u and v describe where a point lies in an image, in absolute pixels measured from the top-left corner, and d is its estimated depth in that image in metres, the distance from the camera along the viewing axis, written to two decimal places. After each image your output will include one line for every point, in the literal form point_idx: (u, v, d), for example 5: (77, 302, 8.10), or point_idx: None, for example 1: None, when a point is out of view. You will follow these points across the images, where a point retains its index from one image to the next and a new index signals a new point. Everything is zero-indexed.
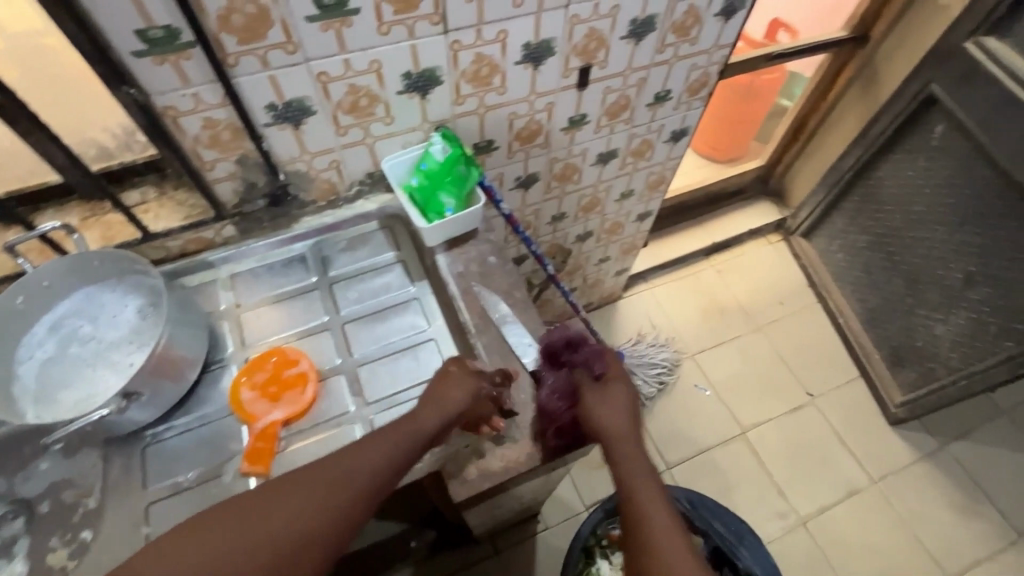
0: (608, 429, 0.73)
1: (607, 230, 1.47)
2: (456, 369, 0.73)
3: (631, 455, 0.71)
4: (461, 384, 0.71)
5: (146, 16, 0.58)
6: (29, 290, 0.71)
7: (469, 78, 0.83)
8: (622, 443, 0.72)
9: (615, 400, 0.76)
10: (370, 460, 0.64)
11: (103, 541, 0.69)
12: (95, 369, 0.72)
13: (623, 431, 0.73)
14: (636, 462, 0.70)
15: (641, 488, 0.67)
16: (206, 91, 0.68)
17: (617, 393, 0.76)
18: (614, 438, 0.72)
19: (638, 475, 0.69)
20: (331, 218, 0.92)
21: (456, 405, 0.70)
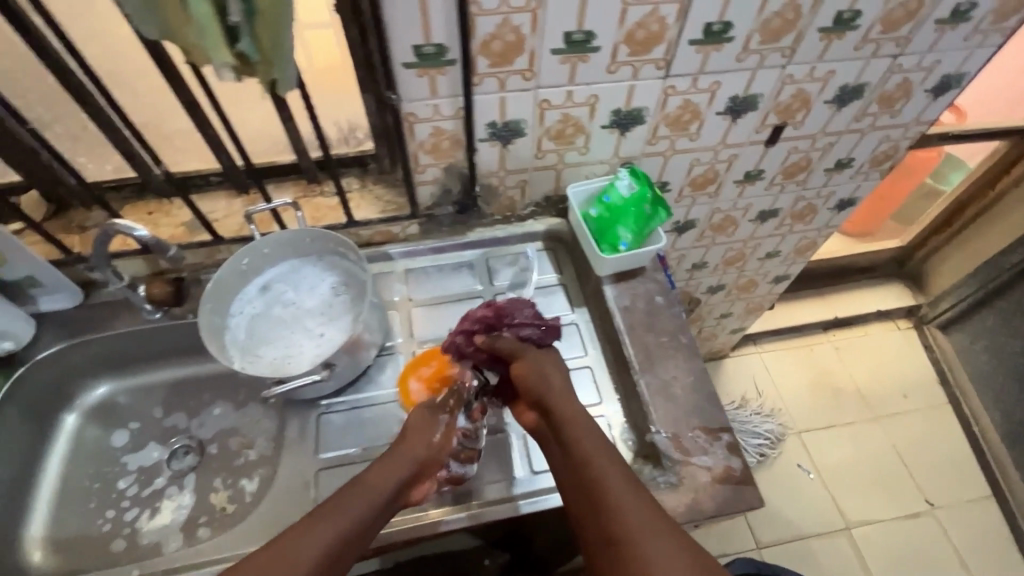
0: (557, 416, 0.70)
1: (739, 286, 1.43)
2: (420, 410, 0.74)
3: (591, 455, 0.65)
4: (425, 426, 0.72)
5: (426, 34, 0.65)
6: (253, 254, 0.79)
7: (669, 121, 0.85)
8: (579, 442, 0.67)
9: (542, 368, 0.74)
10: (367, 496, 0.63)
11: (272, 495, 0.75)
12: (295, 334, 0.80)
13: (591, 432, 0.68)
14: (609, 460, 0.65)
15: (623, 493, 0.62)
16: (445, 104, 0.74)
17: (551, 373, 0.74)
18: (569, 435, 0.68)
19: (624, 481, 0.63)
20: (502, 232, 0.97)
21: (423, 452, 0.70)
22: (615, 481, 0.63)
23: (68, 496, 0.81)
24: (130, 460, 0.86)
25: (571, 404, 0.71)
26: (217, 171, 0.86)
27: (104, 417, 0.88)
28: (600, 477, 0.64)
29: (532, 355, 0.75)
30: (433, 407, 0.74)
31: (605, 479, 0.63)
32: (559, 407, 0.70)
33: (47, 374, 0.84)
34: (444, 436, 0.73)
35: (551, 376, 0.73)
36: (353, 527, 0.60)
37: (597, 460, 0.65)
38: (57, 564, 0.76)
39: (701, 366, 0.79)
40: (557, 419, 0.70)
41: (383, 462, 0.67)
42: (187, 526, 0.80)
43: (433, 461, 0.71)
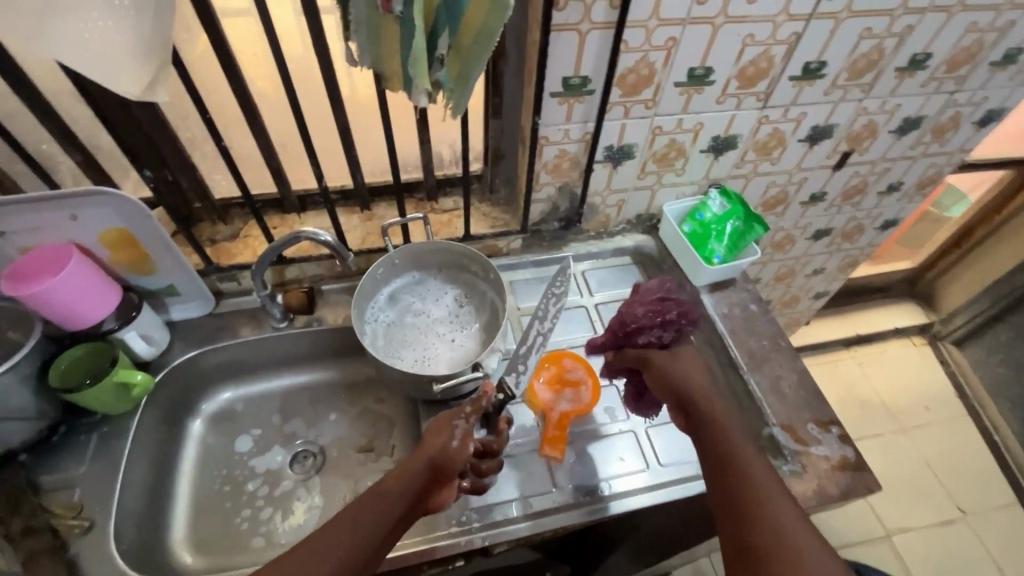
0: (701, 416, 0.66)
1: (784, 302, 1.52)
2: (446, 415, 0.70)
3: (746, 467, 0.59)
4: (445, 431, 0.68)
5: (576, 67, 0.73)
6: (388, 264, 0.86)
7: (757, 147, 0.95)
8: (729, 454, 0.60)
9: (685, 373, 0.69)
10: (382, 508, 0.61)
11: None
12: (429, 339, 0.85)
13: (741, 438, 0.62)
14: (757, 473, 0.58)
15: (780, 506, 0.55)
16: (575, 129, 0.82)
17: (690, 369, 0.70)
18: (721, 445, 0.62)
19: (773, 492, 0.56)
20: (596, 248, 1.04)
21: (438, 459, 0.66)
22: (763, 494, 0.56)
23: (204, 501, 0.84)
24: (256, 463, 0.89)
25: (717, 407, 0.66)
26: (341, 189, 0.93)
27: (226, 424, 0.91)
28: (749, 489, 0.57)
29: (678, 353, 0.72)
30: (455, 413, 0.71)
31: (755, 496, 0.56)
32: (705, 403, 0.66)
33: (179, 380, 0.87)
34: (464, 439, 0.68)
35: (696, 376, 0.69)
36: (369, 538, 0.59)
37: (751, 473, 0.58)
38: (203, 564, 0.78)
39: (802, 366, 0.87)
40: (710, 428, 0.64)
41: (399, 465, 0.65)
42: (321, 527, 0.83)
43: (454, 466, 0.67)
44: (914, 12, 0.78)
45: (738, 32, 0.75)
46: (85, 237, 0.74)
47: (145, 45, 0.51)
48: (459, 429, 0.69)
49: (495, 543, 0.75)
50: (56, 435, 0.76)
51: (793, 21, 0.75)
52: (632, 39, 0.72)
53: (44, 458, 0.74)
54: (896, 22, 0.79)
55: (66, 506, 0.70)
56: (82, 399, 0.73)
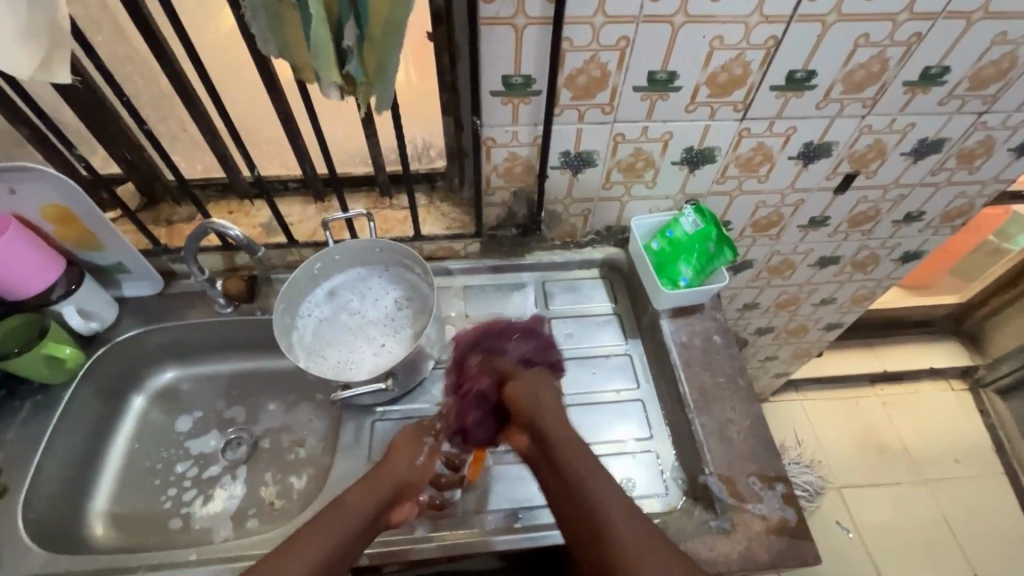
0: (549, 447, 0.66)
1: (789, 330, 1.39)
2: (410, 433, 0.73)
3: (597, 501, 0.61)
4: (412, 447, 0.71)
5: (517, 65, 0.68)
6: (325, 260, 0.83)
7: (740, 162, 0.86)
8: (583, 492, 0.62)
9: (537, 392, 0.70)
10: (348, 518, 0.62)
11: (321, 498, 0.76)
12: (358, 340, 0.83)
13: (593, 471, 0.63)
14: (610, 505, 0.60)
15: (625, 528, 0.59)
16: (524, 131, 0.76)
17: (538, 391, 0.70)
18: (574, 481, 0.63)
19: (619, 515, 0.60)
20: (560, 258, 0.98)
21: (401, 475, 0.69)
22: (612, 520, 0.60)
23: (132, 477, 0.85)
24: (190, 445, 0.89)
25: (564, 427, 0.67)
26: (295, 177, 0.91)
27: (168, 403, 0.93)
28: (594, 514, 0.60)
29: (524, 376, 0.71)
30: (421, 432, 0.74)
31: (600, 520, 0.60)
32: (554, 432, 0.67)
33: (123, 356, 0.89)
34: (429, 455, 0.72)
35: (545, 400, 0.70)
36: (338, 540, 0.60)
37: (601, 506, 0.61)
38: (118, 540, 0.79)
39: (758, 411, 0.78)
40: (559, 463, 0.65)
41: (364, 482, 0.66)
42: (237, 517, 0.83)
43: (419, 483, 0.71)
44: (922, 18, 0.67)
45: (703, 33, 0.67)
46: (27, 210, 0.76)
47: (27, 20, 0.50)
48: (427, 448, 0.73)
49: (384, 563, 0.70)
50: None
51: (769, 23, 0.66)
52: (577, 37, 0.65)
53: None
54: (899, 29, 0.68)
55: None
56: (10, 367, 0.75)
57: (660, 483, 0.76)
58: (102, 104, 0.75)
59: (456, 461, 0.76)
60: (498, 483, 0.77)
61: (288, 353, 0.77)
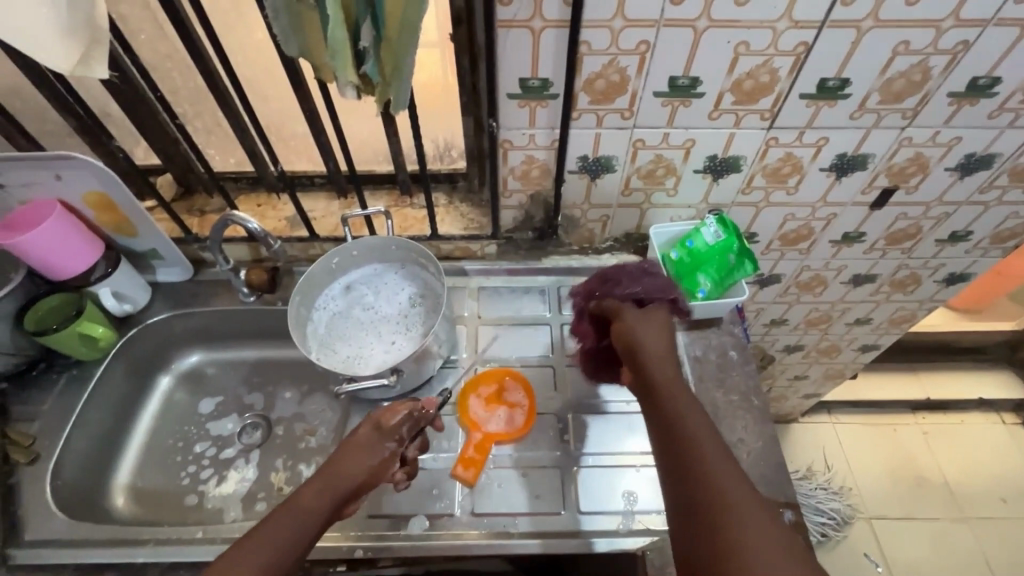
0: (652, 380, 0.61)
1: (820, 349, 1.33)
2: (367, 429, 0.67)
3: (698, 444, 0.54)
4: (371, 446, 0.66)
5: (534, 68, 0.68)
6: (343, 255, 0.85)
7: (767, 172, 0.82)
8: (683, 428, 0.55)
9: (639, 332, 0.66)
10: (304, 514, 0.59)
11: None
12: (368, 335, 0.85)
13: (697, 411, 0.57)
14: (713, 454, 0.53)
15: (723, 480, 0.51)
16: (541, 134, 0.76)
17: (650, 333, 0.66)
18: (672, 416, 0.57)
19: (720, 463, 0.52)
20: (577, 263, 0.97)
21: (355, 476, 0.64)
22: (710, 470, 0.52)
23: (154, 453, 0.90)
24: (211, 426, 0.93)
25: (667, 367, 0.62)
26: (320, 174, 0.94)
27: (193, 385, 0.97)
28: (693, 459, 0.53)
29: (637, 318, 0.68)
30: (380, 430, 0.68)
31: (701, 466, 0.52)
32: (655, 372, 0.61)
33: (152, 338, 0.93)
34: (384, 452, 0.67)
35: (649, 343, 0.65)
36: (287, 544, 0.57)
37: (702, 449, 0.53)
38: (136, 513, 0.83)
39: (771, 433, 0.75)
40: (660, 397, 0.59)
41: (317, 480, 0.62)
42: (246, 500, 0.86)
43: (377, 480, 0.67)
44: (969, 25, 0.63)
45: (728, 38, 0.64)
46: (71, 196, 0.81)
47: (66, 19, 0.53)
48: (388, 443, 0.68)
49: (381, 557, 0.72)
50: (35, 370, 0.85)
51: (799, 29, 0.63)
52: (596, 41, 0.65)
53: (20, 390, 0.83)
54: (943, 37, 0.64)
55: (21, 436, 0.78)
56: (48, 342, 0.80)
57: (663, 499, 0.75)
58: (142, 99, 0.79)
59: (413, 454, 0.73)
60: (498, 487, 0.77)
61: (300, 343, 0.79)
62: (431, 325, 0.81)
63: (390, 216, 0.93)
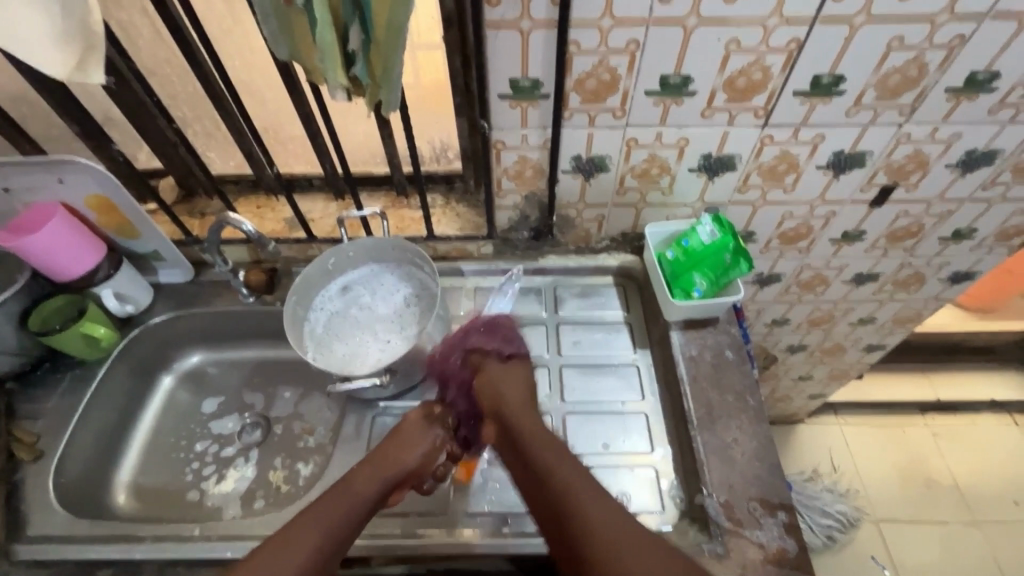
0: (512, 430, 0.70)
1: (824, 349, 1.31)
2: (418, 417, 0.75)
3: (552, 472, 0.63)
4: (421, 436, 0.73)
5: (524, 69, 0.68)
6: (339, 255, 0.86)
7: (763, 171, 0.81)
8: (537, 462, 0.65)
9: (501, 386, 0.75)
10: (355, 495, 0.66)
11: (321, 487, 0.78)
12: (363, 335, 0.85)
13: (545, 437, 0.68)
14: (569, 475, 0.63)
15: (582, 497, 0.60)
16: (533, 134, 0.76)
17: (505, 389, 0.75)
18: (530, 456, 0.66)
19: (577, 484, 0.62)
20: (574, 263, 0.96)
21: (403, 460, 0.71)
22: (572, 488, 0.61)
23: (156, 451, 0.91)
24: (213, 425, 0.94)
25: (528, 415, 0.71)
26: (318, 176, 0.95)
27: (195, 385, 0.98)
28: (566, 497, 0.61)
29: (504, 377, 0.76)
30: (429, 420, 0.76)
31: (559, 490, 0.61)
32: (515, 418, 0.71)
33: (155, 338, 0.95)
34: (429, 438, 0.74)
35: (506, 392, 0.74)
36: (342, 519, 0.63)
37: (566, 476, 0.63)
38: (138, 510, 0.85)
39: (767, 433, 0.75)
40: (525, 446, 0.67)
41: (371, 464, 0.69)
42: (246, 497, 0.87)
43: (423, 470, 0.73)
44: (965, 19, 0.62)
45: (717, 36, 0.64)
46: (73, 200, 0.83)
47: (62, 25, 0.54)
48: (434, 434, 0.75)
49: (370, 556, 0.72)
50: (41, 369, 0.86)
51: (790, 25, 0.63)
52: (585, 40, 0.65)
53: (26, 390, 0.85)
54: (938, 32, 0.63)
55: (26, 434, 0.79)
56: (51, 342, 0.81)
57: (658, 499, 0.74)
58: (142, 103, 0.81)
59: (458, 452, 0.77)
60: (491, 486, 0.77)
61: (296, 343, 0.80)
62: (426, 325, 0.82)
63: (387, 217, 0.93)
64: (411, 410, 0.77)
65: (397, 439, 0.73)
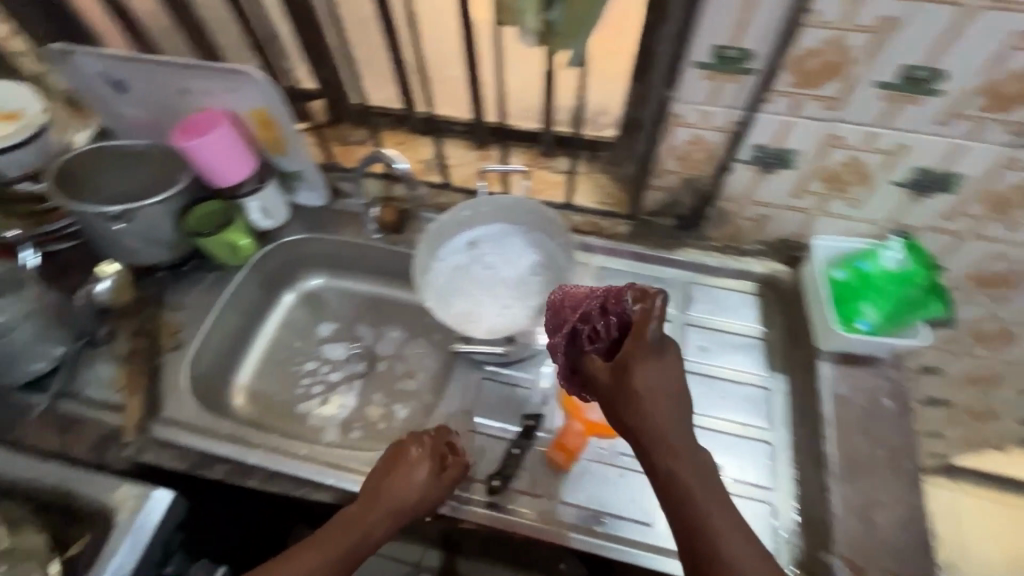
0: (655, 456, 0.51)
1: (970, 410, 1.14)
2: (414, 457, 0.68)
3: (720, 541, 0.49)
4: (426, 481, 0.67)
5: (738, 35, 0.58)
6: (474, 209, 0.84)
7: (989, 200, 0.67)
8: (698, 512, 0.50)
9: (647, 396, 0.50)
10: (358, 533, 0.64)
11: None
12: (485, 296, 0.83)
13: (703, 477, 0.51)
14: (716, 529, 0.50)
15: (738, 551, 0.49)
16: (719, 114, 0.67)
17: (655, 383, 0.50)
18: (694, 513, 0.50)
19: (734, 543, 0.49)
20: (713, 261, 0.88)
21: (402, 497, 0.66)
22: (721, 542, 0.49)
23: (270, 361, 0.96)
24: (324, 348, 0.98)
25: (687, 443, 0.51)
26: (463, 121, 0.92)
27: (312, 306, 1.02)
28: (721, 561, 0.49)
29: (647, 367, 0.50)
30: (432, 463, 0.68)
31: (711, 537, 0.49)
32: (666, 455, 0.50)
33: (286, 255, 0.99)
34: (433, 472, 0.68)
35: (653, 414, 0.50)
36: (345, 552, 0.63)
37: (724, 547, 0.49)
38: (249, 412, 0.90)
39: (919, 503, 0.65)
40: (670, 480, 0.51)
41: (372, 499, 0.66)
42: (346, 424, 0.90)
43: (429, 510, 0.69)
44: None
45: (999, 26, 0.52)
46: (239, 110, 0.85)
47: None
48: (436, 473, 0.68)
49: (460, 519, 0.70)
50: (187, 265, 0.92)
51: None
52: (825, 10, 0.54)
53: (174, 282, 0.91)
54: None
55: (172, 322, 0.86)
56: (203, 243, 0.87)
57: (772, 540, 0.68)
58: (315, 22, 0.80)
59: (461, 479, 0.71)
60: (589, 480, 0.72)
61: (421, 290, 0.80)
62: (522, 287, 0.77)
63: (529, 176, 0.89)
64: (408, 438, 0.70)
65: (396, 480, 0.67)
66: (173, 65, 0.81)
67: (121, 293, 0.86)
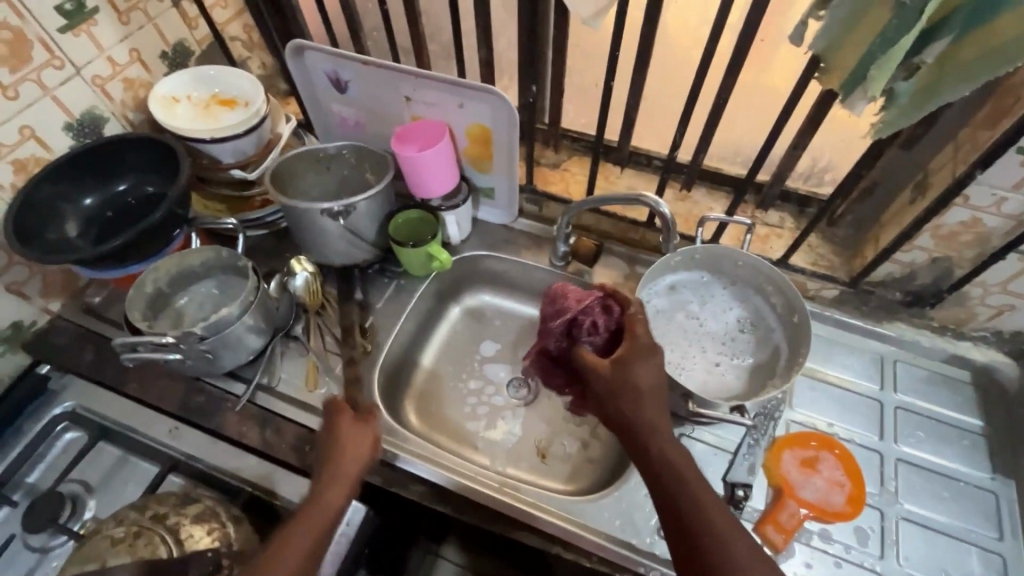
0: (644, 437, 0.59)
1: None
2: (361, 421, 0.68)
3: (711, 520, 0.53)
4: (362, 442, 0.67)
5: None
6: (687, 256, 0.80)
7: None
8: (680, 482, 0.56)
9: (624, 376, 0.62)
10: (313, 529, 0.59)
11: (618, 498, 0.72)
12: (693, 352, 0.79)
13: (683, 456, 0.57)
14: (699, 493, 0.55)
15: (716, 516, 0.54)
16: (1015, 201, 0.62)
17: (645, 374, 0.61)
18: (679, 490, 0.55)
19: (708, 505, 0.54)
20: (926, 342, 0.81)
21: (360, 463, 0.65)
22: (708, 516, 0.54)
23: (439, 374, 0.95)
24: (487, 369, 0.95)
25: (661, 417, 0.60)
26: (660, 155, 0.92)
27: (476, 323, 0.99)
28: (709, 535, 0.53)
29: (641, 362, 0.62)
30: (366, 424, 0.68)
31: (698, 513, 0.54)
32: (652, 432, 0.59)
33: (462, 269, 0.97)
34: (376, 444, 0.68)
35: (642, 406, 0.60)
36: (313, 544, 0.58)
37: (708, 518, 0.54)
38: (417, 423, 0.90)
39: None
40: (656, 462, 0.57)
41: (337, 487, 0.63)
42: (510, 454, 0.87)
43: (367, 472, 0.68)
44: None
45: None
46: (458, 124, 0.84)
47: None
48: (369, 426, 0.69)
49: None
50: (372, 269, 0.93)
51: None
52: None
53: (358, 283, 0.91)
54: None
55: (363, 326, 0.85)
56: (400, 253, 0.86)
57: None
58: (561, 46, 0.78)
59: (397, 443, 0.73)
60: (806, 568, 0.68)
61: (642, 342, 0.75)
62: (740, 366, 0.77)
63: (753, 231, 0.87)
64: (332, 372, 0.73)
65: (344, 433, 0.67)
66: (407, 75, 0.80)
67: (313, 295, 0.85)
